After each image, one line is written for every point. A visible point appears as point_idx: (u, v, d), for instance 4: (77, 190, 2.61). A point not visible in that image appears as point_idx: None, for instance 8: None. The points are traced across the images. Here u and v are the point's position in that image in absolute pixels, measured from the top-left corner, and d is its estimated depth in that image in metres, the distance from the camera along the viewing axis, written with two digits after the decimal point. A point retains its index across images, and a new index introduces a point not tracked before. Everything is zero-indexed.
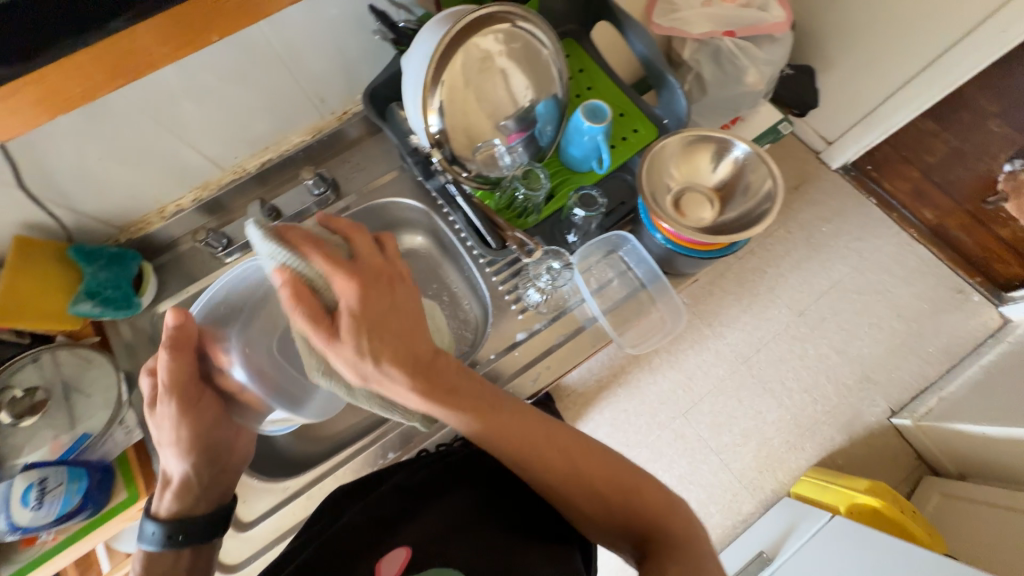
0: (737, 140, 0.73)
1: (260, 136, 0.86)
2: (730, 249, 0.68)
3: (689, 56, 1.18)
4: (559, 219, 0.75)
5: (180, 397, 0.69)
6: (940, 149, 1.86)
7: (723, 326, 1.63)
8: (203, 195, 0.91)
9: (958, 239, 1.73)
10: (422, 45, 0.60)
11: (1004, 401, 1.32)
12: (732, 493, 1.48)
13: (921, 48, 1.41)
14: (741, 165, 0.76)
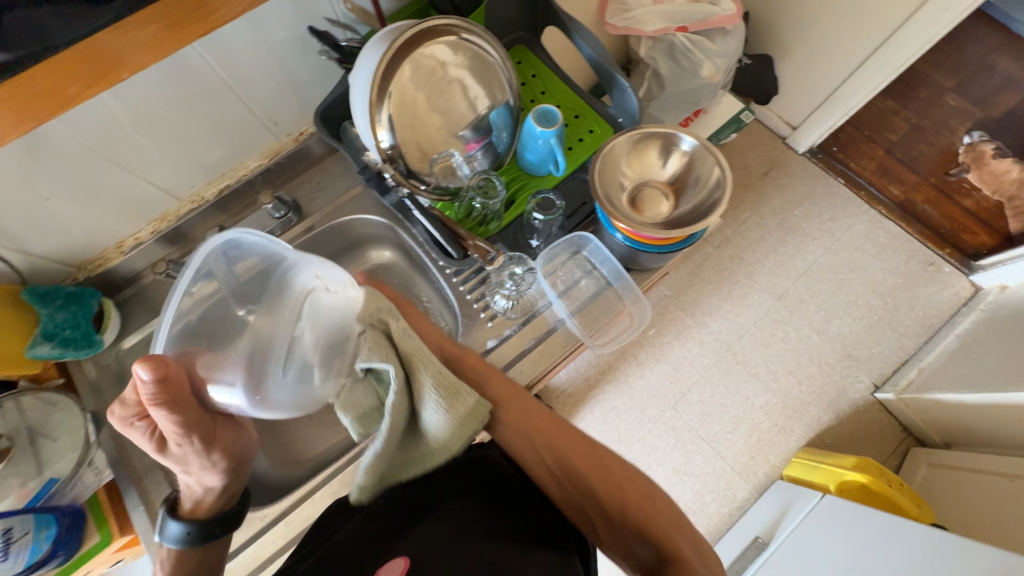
0: (681, 132, 0.64)
1: (216, 164, 0.76)
2: (687, 241, 0.67)
3: (645, 53, 1.20)
4: (521, 225, 0.75)
5: (185, 435, 0.53)
6: (902, 126, 1.90)
7: (705, 315, 1.65)
8: (164, 228, 0.77)
9: (925, 212, 1.76)
10: (365, 69, 0.61)
11: (978, 367, 1.35)
12: (725, 480, 1.49)
13: (871, 30, 1.45)
14: (688, 160, 0.67)
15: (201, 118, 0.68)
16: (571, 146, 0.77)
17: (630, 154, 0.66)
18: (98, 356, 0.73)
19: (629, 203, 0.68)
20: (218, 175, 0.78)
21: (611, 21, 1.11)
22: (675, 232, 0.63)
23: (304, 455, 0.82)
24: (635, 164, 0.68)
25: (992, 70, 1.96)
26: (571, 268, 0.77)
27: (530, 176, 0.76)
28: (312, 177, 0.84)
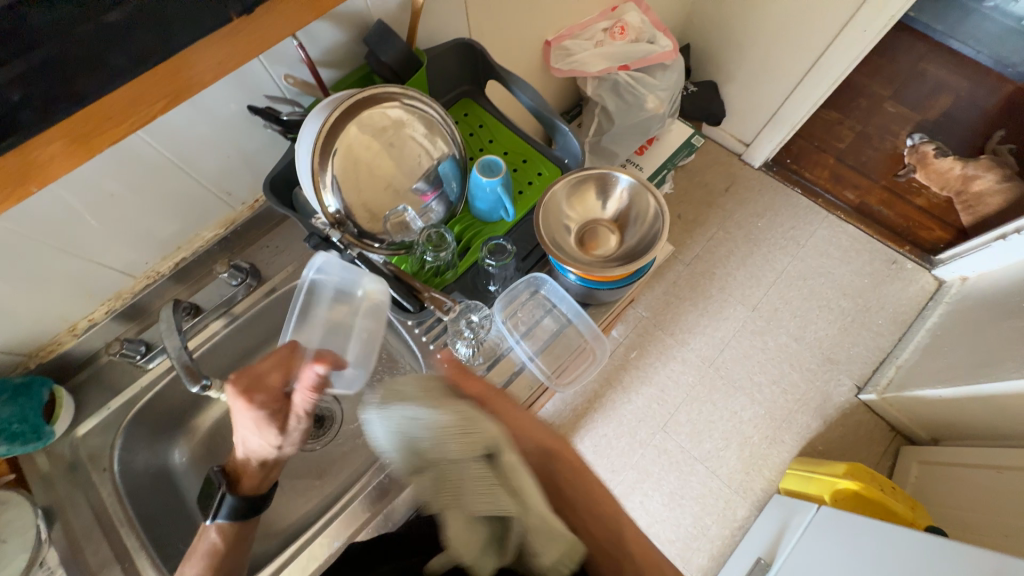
0: (617, 172, 0.68)
1: (170, 238, 0.76)
2: (636, 276, 0.69)
3: (592, 92, 1.25)
4: (477, 270, 0.75)
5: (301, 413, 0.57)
6: (849, 134, 1.99)
7: (685, 333, 1.66)
8: (119, 306, 0.76)
9: (881, 213, 1.83)
10: (305, 141, 0.63)
11: (950, 359, 1.37)
12: (724, 500, 1.46)
13: (801, 52, 1.55)
14: (627, 198, 0.70)
15: (151, 197, 0.69)
16: (521, 190, 0.80)
17: (571, 197, 0.69)
18: (52, 446, 0.71)
19: (577, 244, 0.70)
20: (173, 249, 0.78)
21: (556, 66, 1.17)
22: (623, 268, 0.65)
23: (278, 526, 0.78)
24: (578, 206, 0.71)
25: (923, 77, 2.09)
26: (530, 308, 0.78)
27: (483, 223, 0.78)
28: (271, 241, 0.86)
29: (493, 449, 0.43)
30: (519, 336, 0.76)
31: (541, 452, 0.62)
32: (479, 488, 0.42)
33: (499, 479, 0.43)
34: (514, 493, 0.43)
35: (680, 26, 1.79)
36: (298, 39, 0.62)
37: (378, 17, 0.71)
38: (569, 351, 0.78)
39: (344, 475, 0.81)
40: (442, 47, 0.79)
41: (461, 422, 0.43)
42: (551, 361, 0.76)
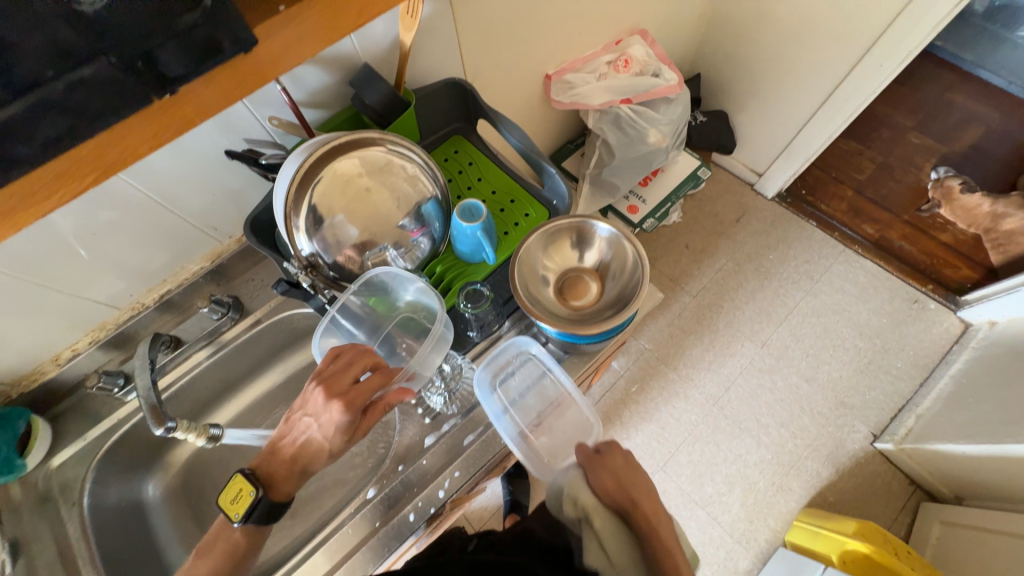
0: (594, 221, 0.66)
1: (154, 271, 0.76)
2: (616, 330, 0.67)
3: (593, 124, 1.24)
4: (453, 313, 0.73)
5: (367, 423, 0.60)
6: (869, 165, 1.92)
7: (689, 369, 1.60)
8: (102, 336, 0.77)
9: (903, 248, 1.74)
10: (281, 185, 0.63)
11: (975, 413, 1.27)
12: (725, 550, 1.38)
13: (816, 84, 1.51)
14: (608, 248, 0.68)
15: (136, 234, 0.69)
16: (506, 232, 0.78)
17: (548, 248, 0.67)
18: (26, 476, 0.71)
19: (556, 295, 0.69)
20: (158, 281, 0.78)
21: (557, 99, 1.16)
22: (598, 326, 0.63)
23: None
24: (556, 255, 0.69)
25: (949, 108, 2.01)
26: (515, 359, 0.73)
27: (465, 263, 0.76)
28: (257, 275, 0.86)
29: (587, 513, 0.57)
30: (503, 390, 0.72)
31: (622, 503, 0.58)
32: (584, 541, 0.57)
33: (596, 538, 0.56)
34: (603, 549, 0.55)
35: (691, 55, 1.77)
36: (281, 84, 0.62)
37: (365, 60, 0.71)
38: (554, 404, 0.74)
39: (315, 517, 0.79)
40: (431, 87, 0.79)
41: (565, 490, 0.59)
42: (536, 414, 0.73)
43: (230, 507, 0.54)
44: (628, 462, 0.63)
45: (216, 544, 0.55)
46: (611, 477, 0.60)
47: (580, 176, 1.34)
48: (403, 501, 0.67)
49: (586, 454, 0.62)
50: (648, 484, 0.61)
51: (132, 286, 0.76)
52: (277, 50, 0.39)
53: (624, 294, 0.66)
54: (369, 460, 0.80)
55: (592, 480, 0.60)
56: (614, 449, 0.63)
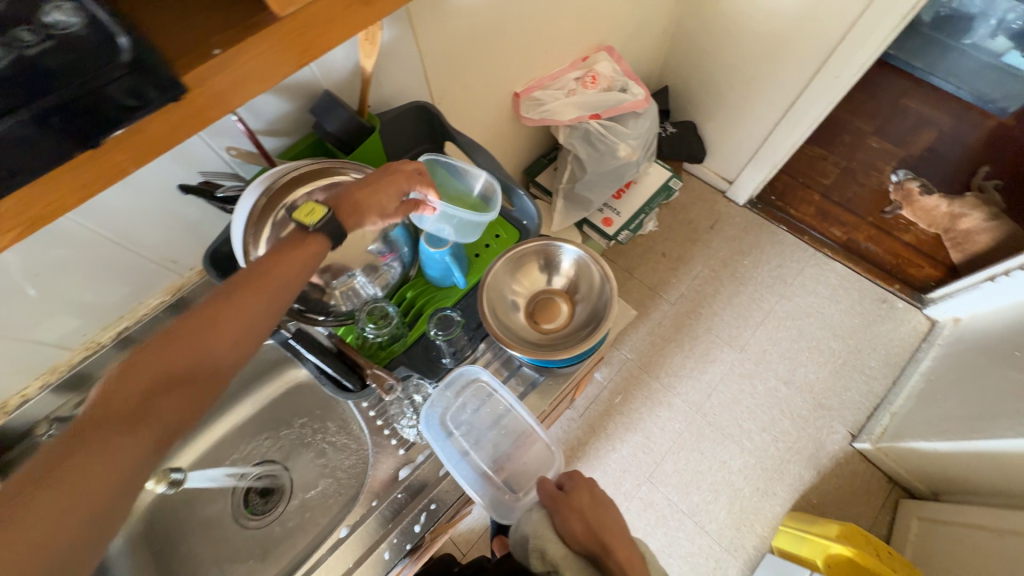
0: (560, 243, 0.67)
1: (110, 309, 0.73)
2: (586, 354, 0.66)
3: (564, 140, 1.25)
4: (424, 341, 0.73)
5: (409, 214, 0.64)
6: (833, 170, 1.99)
7: (671, 377, 1.61)
8: (55, 378, 0.73)
9: (869, 250, 1.80)
10: (241, 213, 0.61)
11: (945, 409, 1.31)
12: (714, 559, 1.37)
13: (778, 95, 1.55)
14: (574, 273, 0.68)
15: (88, 273, 0.66)
16: (476, 253, 0.78)
17: (515, 273, 0.68)
18: None
19: (527, 319, 0.69)
20: (114, 318, 0.75)
21: (527, 116, 1.17)
22: (567, 350, 0.62)
23: None
24: (523, 280, 0.70)
25: (905, 113, 2.10)
26: (475, 398, 0.73)
27: (434, 290, 0.76)
28: None
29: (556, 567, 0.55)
30: (460, 429, 0.71)
31: (591, 547, 0.59)
32: None
33: None
34: None
35: (659, 69, 1.82)
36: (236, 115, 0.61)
37: (326, 87, 0.70)
38: (515, 439, 0.73)
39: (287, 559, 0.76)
40: (396, 111, 0.79)
41: (532, 541, 0.57)
42: (497, 449, 0.73)
43: (304, 219, 0.53)
44: (594, 499, 0.65)
45: (264, 276, 0.51)
46: (579, 519, 0.61)
47: (554, 191, 1.35)
48: (376, 539, 0.65)
49: (552, 498, 0.63)
50: (613, 520, 0.63)
51: (85, 326, 0.72)
52: (231, 85, 0.37)
53: (595, 314, 0.66)
54: (344, 495, 0.78)
55: (561, 524, 0.60)
56: (577, 487, 0.65)
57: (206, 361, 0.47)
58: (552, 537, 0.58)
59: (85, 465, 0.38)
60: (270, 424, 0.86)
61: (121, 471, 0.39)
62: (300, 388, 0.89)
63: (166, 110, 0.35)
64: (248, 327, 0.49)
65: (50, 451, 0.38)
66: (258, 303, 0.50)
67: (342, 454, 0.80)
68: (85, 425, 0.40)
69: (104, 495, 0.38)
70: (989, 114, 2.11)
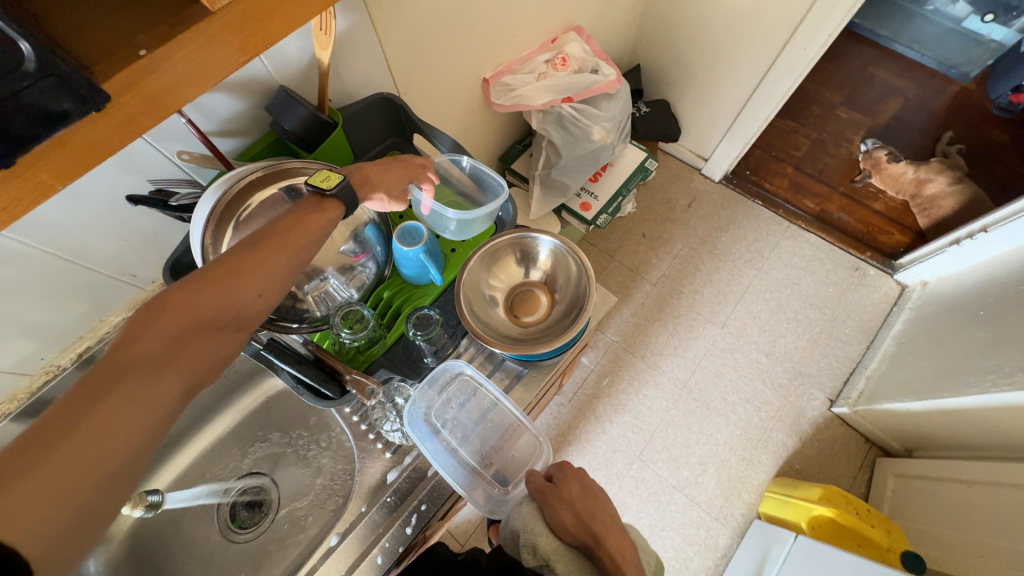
0: (535, 235, 0.65)
1: (68, 329, 0.69)
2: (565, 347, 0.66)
3: (537, 125, 1.23)
4: (405, 342, 0.72)
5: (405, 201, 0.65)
6: (805, 142, 2.01)
7: (656, 356, 1.64)
8: (15, 406, 0.70)
9: (841, 219, 1.84)
10: (199, 216, 0.58)
11: (916, 370, 1.36)
12: (705, 528, 1.42)
13: (749, 69, 1.55)
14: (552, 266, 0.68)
15: (39, 294, 0.63)
16: (452, 249, 0.77)
17: (492, 268, 0.67)
18: None
19: (505, 312, 0.69)
20: (74, 339, 0.71)
21: (498, 102, 1.14)
22: (546, 345, 0.62)
23: None
24: (501, 274, 0.69)
25: (871, 82, 2.13)
26: (460, 395, 0.73)
27: (412, 289, 0.74)
28: None
29: (547, 561, 0.57)
30: (445, 428, 0.70)
31: (581, 537, 0.60)
32: None
33: None
34: None
35: (629, 47, 1.79)
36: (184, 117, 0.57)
37: (280, 82, 0.66)
38: (502, 433, 0.73)
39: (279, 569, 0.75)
40: (359, 104, 0.75)
41: (524, 536, 0.58)
42: (484, 444, 0.72)
43: (320, 184, 0.53)
44: (583, 487, 0.65)
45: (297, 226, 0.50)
46: (568, 508, 0.62)
47: (530, 178, 1.33)
48: (368, 544, 0.64)
49: (542, 490, 0.64)
50: (603, 506, 0.64)
51: (42, 348, 0.69)
52: (172, 83, 0.35)
53: (573, 303, 0.65)
54: (333, 501, 0.77)
55: (550, 518, 0.61)
56: (567, 477, 0.66)
57: (226, 308, 0.44)
58: (543, 532, 0.59)
59: (111, 412, 0.36)
60: (252, 435, 0.84)
61: (152, 414, 0.38)
62: (281, 396, 0.87)
63: (99, 116, 0.33)
64: (273, 279, 0.48)
65: (74, 391, 0.36)
66: (284, 251, 0.49)
67: (329, 460, 0.79)
68: (108, 368, 0.38)
69: (137, 439, 0.37)
70: (951, 80, 2.16)
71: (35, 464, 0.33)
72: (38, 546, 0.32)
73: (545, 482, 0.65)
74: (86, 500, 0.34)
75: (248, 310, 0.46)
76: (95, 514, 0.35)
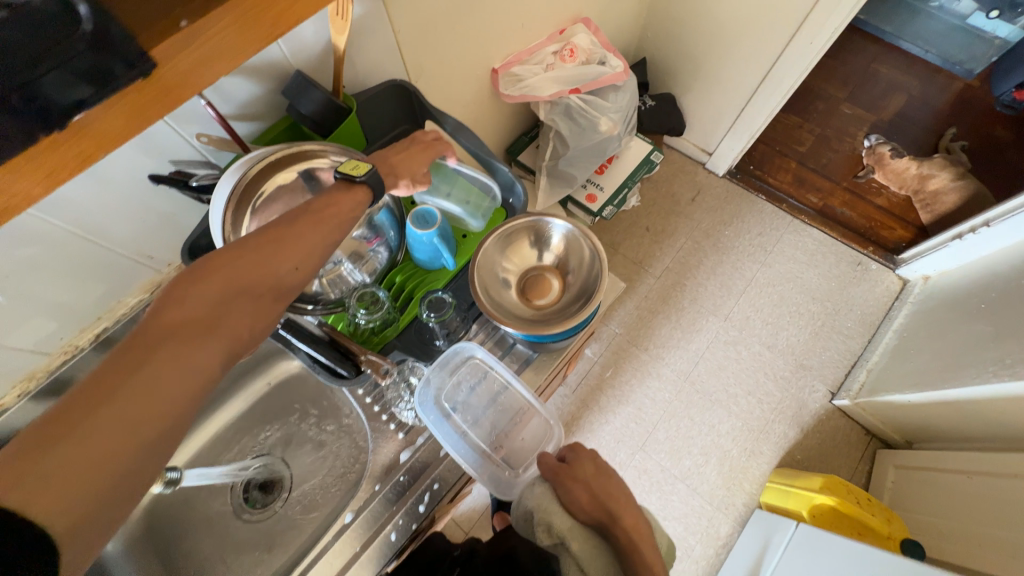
0: (549, 219, 0.66)
1: (86, 310, 0.70)
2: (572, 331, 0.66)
3: (545, 116, 1.23)
4: (417, 325, 0.73)
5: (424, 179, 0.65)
6: (808, 137, 2.02)
7: (659, 348, 1.65)
8: (33, 386, 0.70)
9: (844, 214, 1.85)
10: (219, 198, 0.59)
11: (918, 363, 1.37)
12: (706, 517, 1.44)
13: (754, 63, 1.56)
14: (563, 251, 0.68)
15: (59, 274, 0.63)
16: (464, 236, 0.78)
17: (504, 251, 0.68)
18: None
19: (518, 295, 0.70)
20: (91, 320, 0.72)
21: (506, 92, 1.14)
22: (553, 328, 0.62)
23: None
24: (513, 257, 0.70)
25: (875, 78, 2.14)
26: (472, 378, 0.73)
27: (424, 274, 0.75)
28: None
29: (562, 539, 0.59)
30: (457, 410, 0.71)
31: (596, 516, 0.62)
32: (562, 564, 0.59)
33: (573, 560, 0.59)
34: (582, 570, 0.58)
35: (636, 41, 1.79)
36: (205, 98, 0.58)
37: (297, 66, 0.67)
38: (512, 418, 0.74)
39: (292, 548, 0.77)
40: (373, 90, 0.76)
41: (538, 515, 0.60)
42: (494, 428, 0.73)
43: (350, 172, 0.56)
44: (598, 466, 0.67)
45: (328, 210, 0.52)
46: (583, 487, 0.64)
47: (537, 169, 1.34)
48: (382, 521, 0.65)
49: (557, 470, 0.65)
50: (618, 484, 0.66)
51: (62, 328, 0.69)
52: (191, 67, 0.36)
53: (585, 287, 0.66)
54: (345, 482, 0.78)
55: (564, 498, 0.63)
56: (581, 456, 0.67)
57: (248, 295, 0.44)
58: (558, 512, 0.61)
59: (141, 389, 0.36)
60: (265, 419, 0.85)
61: (192, 379, 0.39)
62: (293, 380, 0.88)
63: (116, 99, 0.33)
64: (298, 265, 0.48)
65: (107, 368, 0.36)
66: (309, 233, 0.50)
67: (342, 439, 0.81)
68: (141, 345, 0.38)
69: (165, 416, 0.37)
70: (955, 77, 2.16)
71: (84, 418, 0.34)
72: (57, 525, 0.32)
73: (557, 464, 0.66)
74: (110, 476, 0.34)
75: (287, 284, 0.48)
76: (118, 494, 0.35)
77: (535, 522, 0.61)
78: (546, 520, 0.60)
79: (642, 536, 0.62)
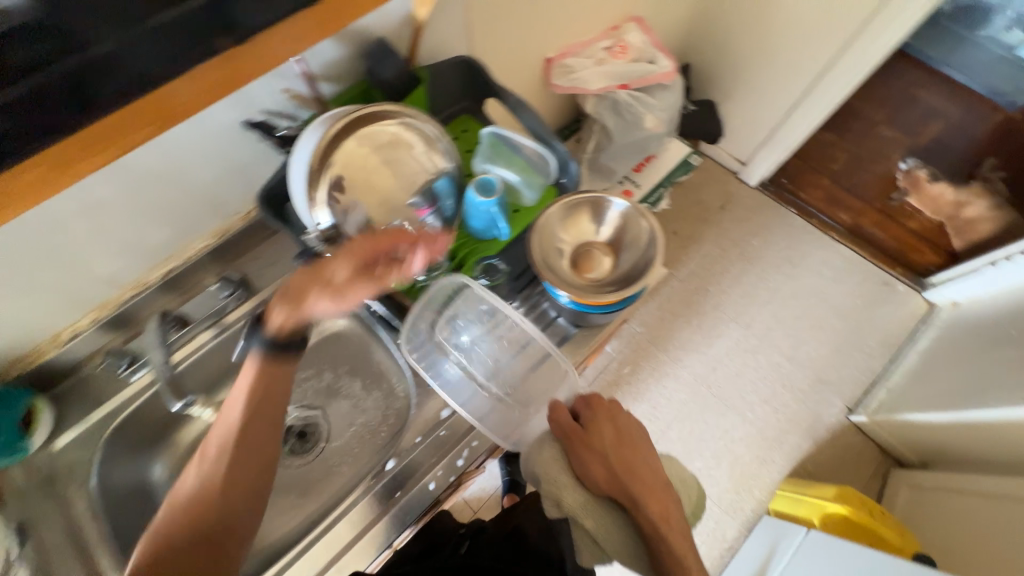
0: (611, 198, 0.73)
1: (162, 248, 0.74)
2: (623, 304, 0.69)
3: (592, 109, 1.26)
4: (467, 291, 0.74)
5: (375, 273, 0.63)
6: (843, 156, 2.01)
7: (679, 350, 1.66)
8: (106, 314, 0.74)
9: (875, 235, 1.84)
10: (299, 173, 0.63)
11: (940, 386, 1.37)
12: (714, 519, 1.45)
13: (798, 76, 1.57)
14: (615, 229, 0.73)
15: (145, 209, 0.67)
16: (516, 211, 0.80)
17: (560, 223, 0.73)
18: (29, 458, 0.70)
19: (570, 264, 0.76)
20: (164, 259, 0.76)
21: (556, 83, 1.17)
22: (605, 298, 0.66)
23: (259, 544, 0.77)
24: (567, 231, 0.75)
25: (915, 102, 2.13)
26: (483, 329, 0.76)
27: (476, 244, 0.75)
28: (264, 253, 0.84)
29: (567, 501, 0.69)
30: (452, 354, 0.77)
31: (604, 480, 0.70)
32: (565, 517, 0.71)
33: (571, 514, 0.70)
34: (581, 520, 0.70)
35: (680, 46, 1.81)
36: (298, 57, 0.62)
37: (379, 34, 0.70)
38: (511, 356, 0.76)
39: (328, 493, 0.81)
40: (442, 64, 0.79)
41: (549, 483, 0.70)
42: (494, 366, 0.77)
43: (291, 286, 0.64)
44: (610, 429, 0.74)
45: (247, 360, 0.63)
46: (592, 450, 0.71)
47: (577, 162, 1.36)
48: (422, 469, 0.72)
49: (570, 432, 0.72)
50: (628, 447, 0.73)
51: (137, 263, 0.73)
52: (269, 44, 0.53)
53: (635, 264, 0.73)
54: (382, 433, 0.84)
55: (582, 462, 0.70)
56: (594, 419, 0.74)
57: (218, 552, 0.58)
58: (565, 475, 0.70)
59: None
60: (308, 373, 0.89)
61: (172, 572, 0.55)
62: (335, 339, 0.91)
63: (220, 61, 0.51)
64: (262, 464, 0.62)
65: (165, 532, 0.57)
66: (258, 428, 0.62)
67: (382, 396, 0.84)
68: None
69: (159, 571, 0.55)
70: (997, 108, 2.14)
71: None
72: None
73: (580, 428, 0.72)
74: None
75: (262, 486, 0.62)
76: None
77: (548, 492, 0.70)
78: (554, 481, 0.70)
79: (652, 500, 0.72)
